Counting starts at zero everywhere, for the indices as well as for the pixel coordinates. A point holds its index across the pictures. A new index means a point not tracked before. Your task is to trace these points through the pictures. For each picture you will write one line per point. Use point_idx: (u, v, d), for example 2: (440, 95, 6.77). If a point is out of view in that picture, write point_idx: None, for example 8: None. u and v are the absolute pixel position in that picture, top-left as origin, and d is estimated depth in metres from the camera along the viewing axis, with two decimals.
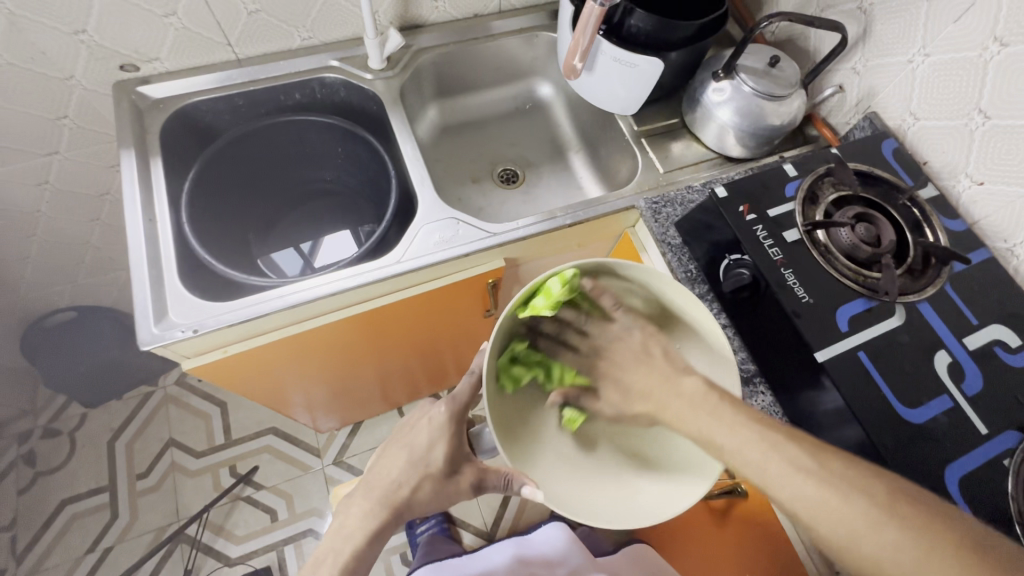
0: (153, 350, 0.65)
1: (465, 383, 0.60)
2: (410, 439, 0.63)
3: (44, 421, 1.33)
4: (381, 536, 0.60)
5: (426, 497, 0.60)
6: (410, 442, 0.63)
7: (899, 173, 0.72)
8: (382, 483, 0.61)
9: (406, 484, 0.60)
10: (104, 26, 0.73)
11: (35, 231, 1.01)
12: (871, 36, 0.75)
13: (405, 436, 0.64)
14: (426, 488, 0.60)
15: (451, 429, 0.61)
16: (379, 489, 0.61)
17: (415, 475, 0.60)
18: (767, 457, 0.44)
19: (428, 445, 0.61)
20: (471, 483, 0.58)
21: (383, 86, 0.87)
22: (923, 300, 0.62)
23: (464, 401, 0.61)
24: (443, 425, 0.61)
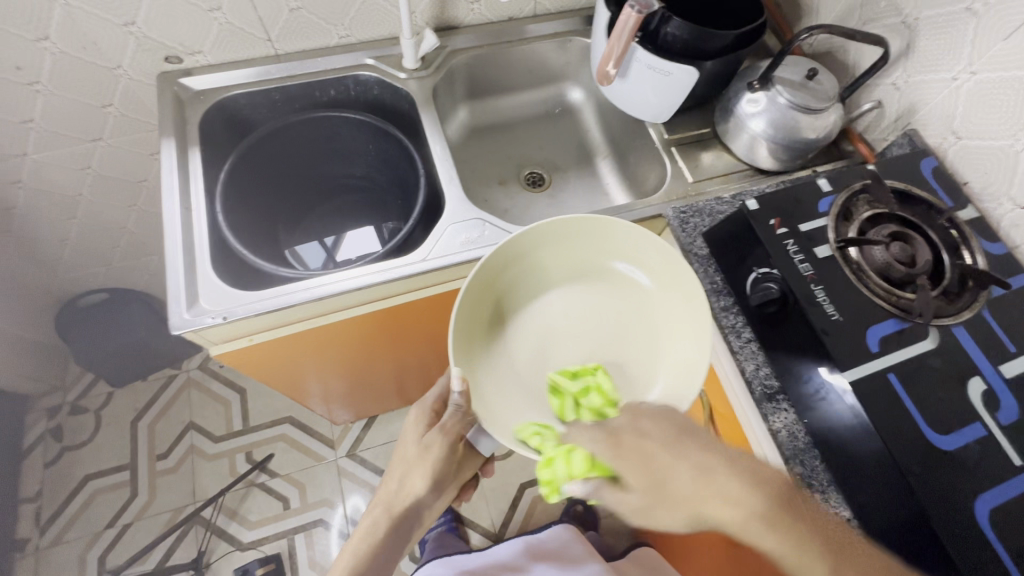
0: (184, 335, 0.66)
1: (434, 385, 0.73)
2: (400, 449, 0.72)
3: (72, 397, 1.37)
4: (395, 537, 0.68)
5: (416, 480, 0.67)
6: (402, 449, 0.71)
7: (938, 194, 0.70)
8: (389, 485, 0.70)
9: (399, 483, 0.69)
10: (152, 18, 0.75)
11: (75, 214, 1.05)
12: (914, 51, 0.74)
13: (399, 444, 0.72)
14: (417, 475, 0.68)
15: (427, 421, 0.72)
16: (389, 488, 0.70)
17: (408, 471, 0.69)
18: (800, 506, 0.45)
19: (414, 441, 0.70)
20: (439, 437, 0.68)
21: (416, 85, 0.88)
22: (959, 323, 0.60)
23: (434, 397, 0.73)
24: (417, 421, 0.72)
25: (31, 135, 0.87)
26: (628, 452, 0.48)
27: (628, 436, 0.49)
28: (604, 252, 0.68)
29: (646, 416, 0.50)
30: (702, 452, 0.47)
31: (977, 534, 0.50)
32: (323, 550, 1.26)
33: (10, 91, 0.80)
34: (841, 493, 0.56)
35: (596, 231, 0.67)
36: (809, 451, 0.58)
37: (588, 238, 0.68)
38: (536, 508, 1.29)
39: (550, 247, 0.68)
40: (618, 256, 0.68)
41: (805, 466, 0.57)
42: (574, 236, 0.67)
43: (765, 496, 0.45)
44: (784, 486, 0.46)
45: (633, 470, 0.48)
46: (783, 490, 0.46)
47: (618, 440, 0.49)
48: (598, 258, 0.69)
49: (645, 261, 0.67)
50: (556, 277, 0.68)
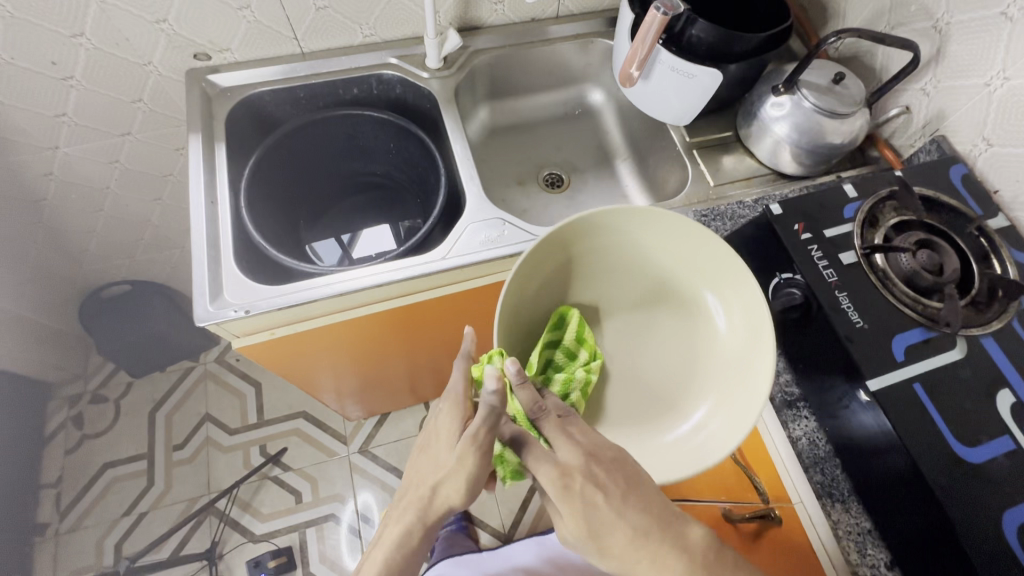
0: (208, 327, 0.68)
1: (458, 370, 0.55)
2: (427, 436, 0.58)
3: (93, 386, 1.40)
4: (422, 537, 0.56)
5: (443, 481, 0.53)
6: (428, 440, 0.58)
7: (967, 201, 0.69)
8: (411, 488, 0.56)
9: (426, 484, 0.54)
10: (183, 16, 0.76)
11: (101, 206, 1.07)
12: (945, 56, 0.72)
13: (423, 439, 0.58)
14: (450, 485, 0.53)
15: (461, 416, 0.55)
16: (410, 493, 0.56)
17: (439, 481, 0.54)
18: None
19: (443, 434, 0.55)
20: (471, 444, 0.51)
21: (438, 84, 0.88)
22: (988, 334, 0.59)
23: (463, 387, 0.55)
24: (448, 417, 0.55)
25: (63, 130, 0.89)
26: (574, 495, 0.49)
27: (583, 483, 0.49)
28: (694, 267, 0.65)
29: (601, 468, 0.50)
30: (641, 516, 0.49)
31: (1006, 550, 0.49)
32: (333, 545, 1.27)
33: (45, 86, 0.82)
34: (861, 504, 0.58)
35: (692, 237, 0.63)
36: (830, 460, 0.61)
37: (671, 236, 0.64)
38: (547, 509, 1.29)
39: (625, 242, 0.65)
40: (708, 284, 0.64)
41: (825, 474, 0.60)
42: (653, 234, 0.64)
43: (687, 562, 0.47)
44: (711, 547, 0.49)
45: (574, 520, 0.49)
46: (706, 553, 0.48)
47: (569, 484, 0.49)
48: (684, 274, 0.66)
49: (725, 288, 0.63)
50: (617, 281, 0.67)
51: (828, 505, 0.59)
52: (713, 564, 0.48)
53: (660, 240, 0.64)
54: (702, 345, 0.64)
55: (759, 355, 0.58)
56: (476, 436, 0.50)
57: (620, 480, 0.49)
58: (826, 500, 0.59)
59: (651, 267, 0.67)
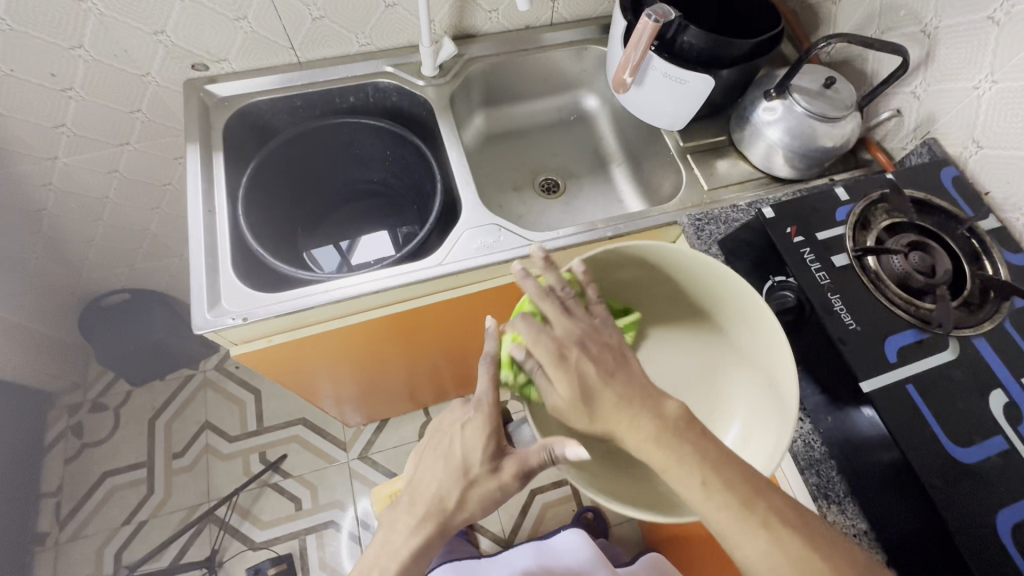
0: (206, 334, 0.68)
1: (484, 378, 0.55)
2: (446, 445, 0.58)
3: (92, 395, 1.40)
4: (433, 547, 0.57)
5: (473, 500, 0.55)
6: (448, 449, 0.57)
7: (959, 203, 0.69)
8: (424, 494, 0.57)
9: (450, 497, 0.55)
10: (181, 27, 0.77)
11: (101, 216, 1.08)
12: (934, 60, 0.73)
13: (440, 443, 0.59)
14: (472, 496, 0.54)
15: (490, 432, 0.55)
16: (422, 502, 0.57)
17: (458, 490, 0.55)
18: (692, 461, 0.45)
19: (474, 451, 0.55)
20: (517, 475, 0.53)
21: (433, 92, 0.89)
22: (980, 334, 0.60)
23: (492, 397, 0.56)
24: (478, 430, 0.56)
25: (62, 140, 0.90)
26: (566, 366, 0.50)
27: (576, 352, 0.51)
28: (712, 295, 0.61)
29: (593, 341, 0.52)
30: (626, 385, 0.49)
31: (999, 549, 0.49)
32: (333, 551, 1.26)
33: (44, 98, 0.83)
34: (857, 506, 0.57)
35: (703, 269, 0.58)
36: (825, 462, 0.59)
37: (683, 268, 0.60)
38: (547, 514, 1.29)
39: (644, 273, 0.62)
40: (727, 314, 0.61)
41: (821, 476, 0.59)
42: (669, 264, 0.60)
43: (662, 424, 0.47)
44: (689, 417, 0.48)
45: (568, 388, 0.49)
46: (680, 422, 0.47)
47: (565, 353, 0.51)
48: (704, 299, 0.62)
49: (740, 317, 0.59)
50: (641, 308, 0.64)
51: (824, 506, 0.57)
52: (685, 432, 0.46)
53: (689, 271, 0.59)
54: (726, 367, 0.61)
55: (768, 396, 0.55)
56: (523, 469, 0.53)
57: (609, 356, 0.51)
58: (822, 501, 0.58)
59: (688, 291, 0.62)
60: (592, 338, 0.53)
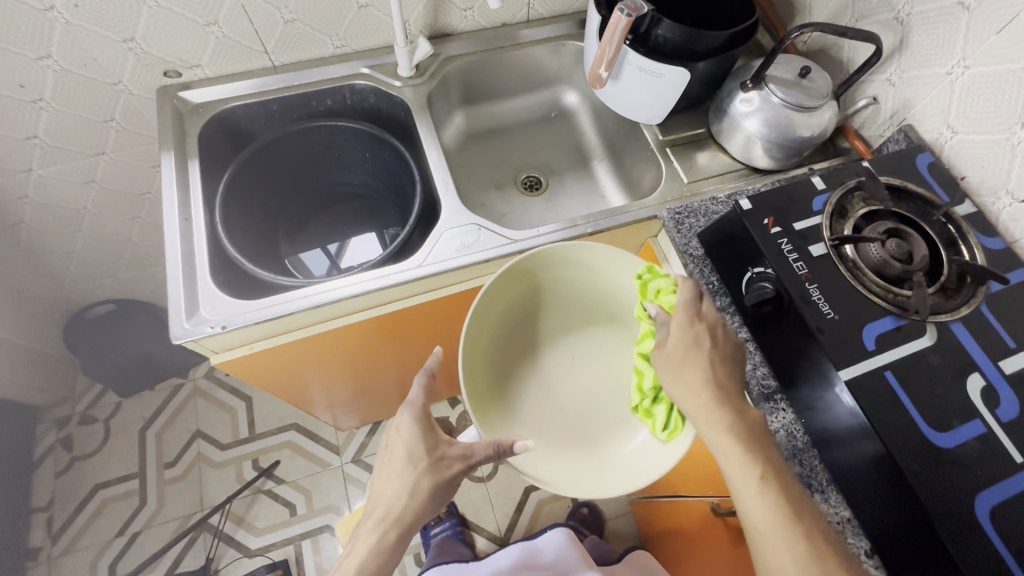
0: (185, 344, 0.68)
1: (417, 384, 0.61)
2: (390, 455, 0.59)
3: (81, 407, 1.39)
4: (394, 553, 0.56)
5: (425, 498, 0.56)
6: (393, 456, 0.59)
7: (935, 189, 0.69)
8: (381, 500, 0.57)
9: (403, 496, 0.56)
10: (151, 34, 0.76)
11: (80, 227, 1.07)
12: (908, 46, 0.73)
13: (386, 455, 0.60)
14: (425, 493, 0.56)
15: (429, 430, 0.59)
16: (381, 506, 0.57)
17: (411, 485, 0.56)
18: (760, 467, 0.51)
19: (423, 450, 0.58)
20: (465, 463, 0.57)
21: (411, 92, 0.89)
22: (957, 320, 0.60)
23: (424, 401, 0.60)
24: (416, 430, 0.59)
25: (36, 152, 0.89)
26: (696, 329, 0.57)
27: (699, 330, 0.57)
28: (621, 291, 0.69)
29: (722, 334, 0.58)
30: (728, 376, 0.56)
31: (977, 533, 0.50)
32: (329, 555, 1.26)
33: (15, 109, 0.82)
34: (840, 493, 0.58)
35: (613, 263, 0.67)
36: (808, 451, 0.60)
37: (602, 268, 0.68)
38: (542, 510, 1.29)
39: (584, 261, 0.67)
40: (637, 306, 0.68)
41: (804, 465, 0.59)
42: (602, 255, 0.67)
43: (739, 416, 0.53)
44: (760, 424, 0.54)
45: (676, 339, 0.57)
46: (755, 426, 0.54)
47: (691, 325, 0.58)
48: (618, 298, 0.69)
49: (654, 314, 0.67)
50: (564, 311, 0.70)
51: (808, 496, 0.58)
52: (756, 433, 0.53)
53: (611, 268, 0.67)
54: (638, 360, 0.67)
55: None
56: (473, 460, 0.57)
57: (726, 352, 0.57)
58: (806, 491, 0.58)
59: (609, 287, 0.70)
60: (725, 330, 0.58)
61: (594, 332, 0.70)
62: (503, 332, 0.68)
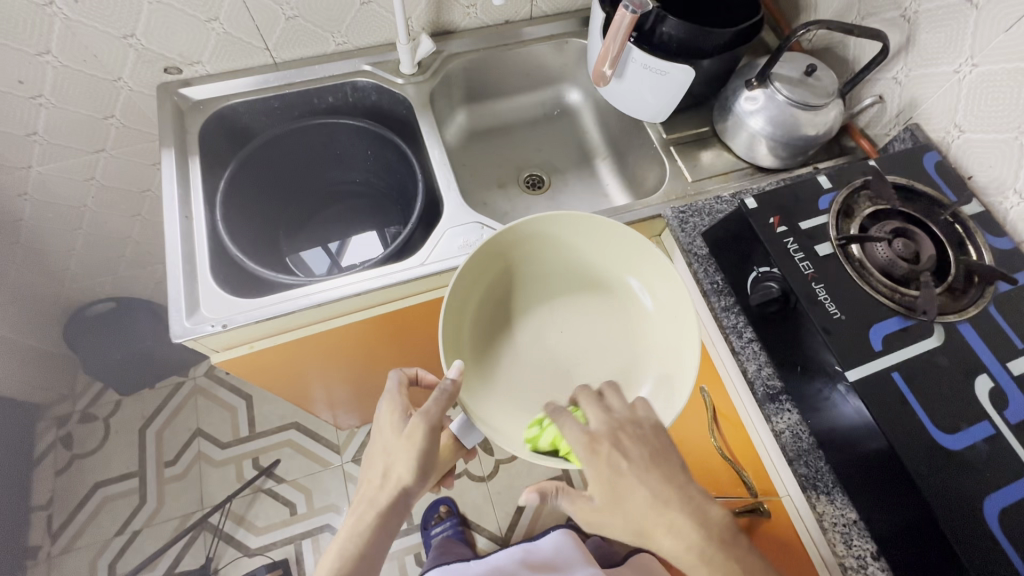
0: (185, 342, 0.67)
1: (393, 378, 0.67)
2: (374, 444, 0.65)
3: (81, 405, 1.39)
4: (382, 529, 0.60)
5: (400, 466, 0.59)
6: (375, 443, 0.64)
7: (941, 188, 0.69)
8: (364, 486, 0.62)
9: (377, 477, 0.61)
10: (151, 30, 0.76)
11: (80, 224, 1.06)
12: (915, 45, 0.72)
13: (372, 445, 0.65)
14: (394, 469, 0.60)
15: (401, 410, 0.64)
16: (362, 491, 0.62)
17: (384, 465, 0.61)
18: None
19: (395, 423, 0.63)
20: (422, 418, 0.60)
21: (413, 90, 0.88)
22: (965, 320, 0.59)
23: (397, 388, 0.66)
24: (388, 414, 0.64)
25: (35, 149, 0.88)
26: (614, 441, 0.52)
27: (605, 441, 0.52)
28: (615, 257, 0.66)
29: (627, 434, 0.53)
30: (665, 485, 0.51)
31: (986, 536, 0.49)
32: None
33: (14, 105, 0.81)
34: (846, 495, 0.58)
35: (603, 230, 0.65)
36: (813, 452, 0.60)
37: (591, 236, 0.66)
38: (543, 510, 1.29)
39: (576, 246, 0.67)
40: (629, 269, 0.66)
41: (810, 467, 0.60)
42: (596, 237, 0.66)
43: (705, 533, 0.49)
44: (729, 528, 0.50)
45: (600, 475, 0.51)
46: (723, 532, 0.50)
47: (597, 447, 0.51)
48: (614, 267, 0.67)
49: (653, 284, 0.64)
50: (554, 283, 0.67)
51: (814, 497, 0.59)
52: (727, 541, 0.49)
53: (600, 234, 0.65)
54: (633, 325, 0.65)
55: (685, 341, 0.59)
56: (428, 414, 0.59)
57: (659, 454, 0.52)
58: (812, 492, 0.59)
59: (602, 260, 0.67)
60: (633, 427, 0.53)
61: (586, 301, 0.67)
62: (484, 306, 0.66)
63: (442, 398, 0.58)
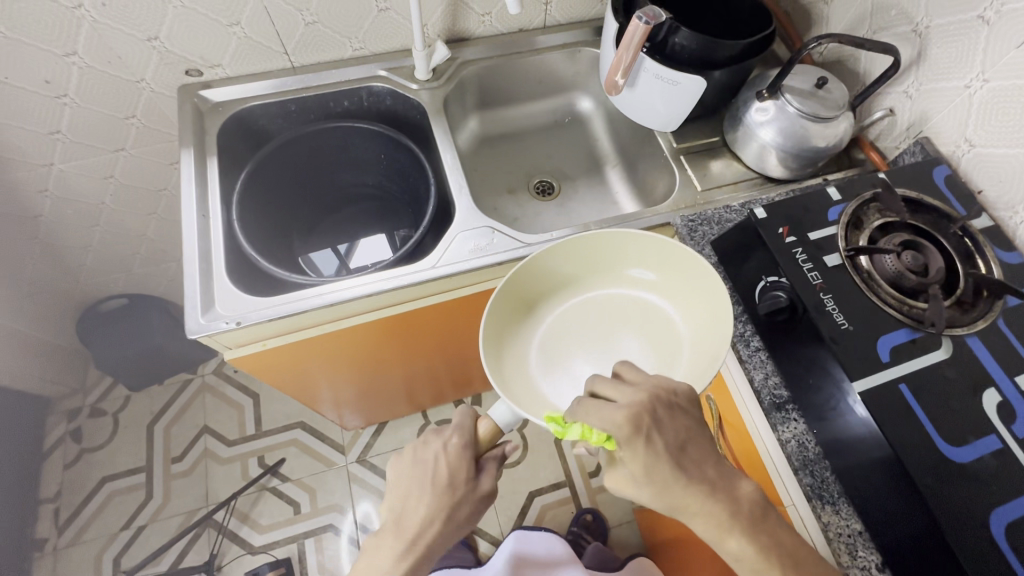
0: (199, 339, 0.68)
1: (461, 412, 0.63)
2: (422, 479, 0.60)
3: (91, 400, 1.40)
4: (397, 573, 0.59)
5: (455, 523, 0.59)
6: (420, 478, 0.60)
7: (951, 202, 0.69)
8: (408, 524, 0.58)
9: (429, 517, 0.58)
10: (174, 33, 0.78)
11: (96, 221, 1.08)
12: (926, 59, 0.73)
13: (411, 478, 0.61)
14: (459, 511, 0.59)
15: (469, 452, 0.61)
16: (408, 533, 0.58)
17: (440, 507, 0.58)
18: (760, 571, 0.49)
19: (461, 472, 0.59)
20: (493, 479, 0.61)
21: (427, 95, 0.89)
22: (973, 334, 0.59)
23: (466, 425, 0.62)
24: (454, 454, 0.60)
25: (57, 146, 0.90)
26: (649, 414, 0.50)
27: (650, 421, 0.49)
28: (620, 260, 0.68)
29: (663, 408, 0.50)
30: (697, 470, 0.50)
31: (992, 550, 0.49)
32: (332, 555, 1.26)
33: (39, 104, 0.83)
34: (851, 505, 0.57)
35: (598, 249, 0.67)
36: (819, 462, 0.59)
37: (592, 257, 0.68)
38: (545, 515, 1.29)
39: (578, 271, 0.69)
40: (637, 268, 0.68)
41: (815, 476, 0.59)
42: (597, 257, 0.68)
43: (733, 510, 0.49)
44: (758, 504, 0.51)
45: (636, 460, 0.49)
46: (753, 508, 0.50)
47: (638, 423, 0.48)
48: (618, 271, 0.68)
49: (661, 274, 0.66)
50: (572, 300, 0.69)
51: (819, 507, 0.58)
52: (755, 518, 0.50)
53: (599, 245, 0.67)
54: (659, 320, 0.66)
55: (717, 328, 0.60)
56: (450, 451, 0.60)
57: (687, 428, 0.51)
58: (816, 501, 0.58)
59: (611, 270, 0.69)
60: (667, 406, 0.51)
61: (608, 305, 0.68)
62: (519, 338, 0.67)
63: (462, 432, 0.61)
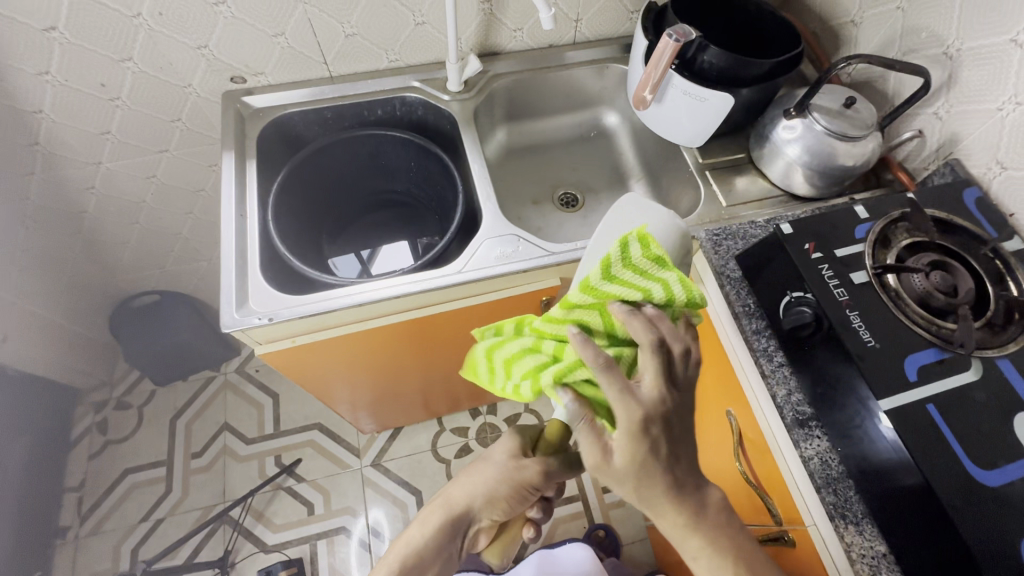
0: (233, 333, 0.71)
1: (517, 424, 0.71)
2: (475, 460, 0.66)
3: (118, 393, 1.44)
4: (444, 547, 0.61)
5: (493, 491, 0.62)
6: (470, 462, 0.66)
7: (982, 223, 0.69)
8: (444, 492, 0.64)
9: (463, 482, 0.64)
10: (223, 42, 0.82)
11: (136, 219, 1.12)
12: (957, 81, 0.73)
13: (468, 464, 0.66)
14: (488, 479, 0.62)
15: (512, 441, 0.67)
16: (445, 496, 0.64)
17: (472, 473, 0.64)
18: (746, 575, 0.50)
19: (506, 449, 0.65)
20: (539, 463, 0.62)
21: (458, 106, 0.92)
22: (1004, 356, 0.59)
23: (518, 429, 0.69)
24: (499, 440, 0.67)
25: (107, 146, 0.95)
26: (642, 447, 0.48)
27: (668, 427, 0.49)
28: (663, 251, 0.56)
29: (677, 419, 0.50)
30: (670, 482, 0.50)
31: None
32: (343, 558, 1.27)
33: (94, 106, 0.88)
34: (875, 526, 0.56)
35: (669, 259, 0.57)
36: (843, 481, 0.59)
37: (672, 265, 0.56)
38: (558, 528, 1.29)
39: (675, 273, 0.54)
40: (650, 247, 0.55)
41: (838, 495, 0.58)
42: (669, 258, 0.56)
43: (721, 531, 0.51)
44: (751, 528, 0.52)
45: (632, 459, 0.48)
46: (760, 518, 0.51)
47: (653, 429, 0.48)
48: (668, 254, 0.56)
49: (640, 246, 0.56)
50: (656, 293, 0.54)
51: (841, 526, 0.57)
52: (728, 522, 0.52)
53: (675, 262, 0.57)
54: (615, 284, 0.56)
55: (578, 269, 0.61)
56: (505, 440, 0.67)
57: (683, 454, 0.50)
58: (839, 521, 0.57)
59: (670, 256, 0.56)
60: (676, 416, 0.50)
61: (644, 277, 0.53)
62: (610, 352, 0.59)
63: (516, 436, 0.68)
